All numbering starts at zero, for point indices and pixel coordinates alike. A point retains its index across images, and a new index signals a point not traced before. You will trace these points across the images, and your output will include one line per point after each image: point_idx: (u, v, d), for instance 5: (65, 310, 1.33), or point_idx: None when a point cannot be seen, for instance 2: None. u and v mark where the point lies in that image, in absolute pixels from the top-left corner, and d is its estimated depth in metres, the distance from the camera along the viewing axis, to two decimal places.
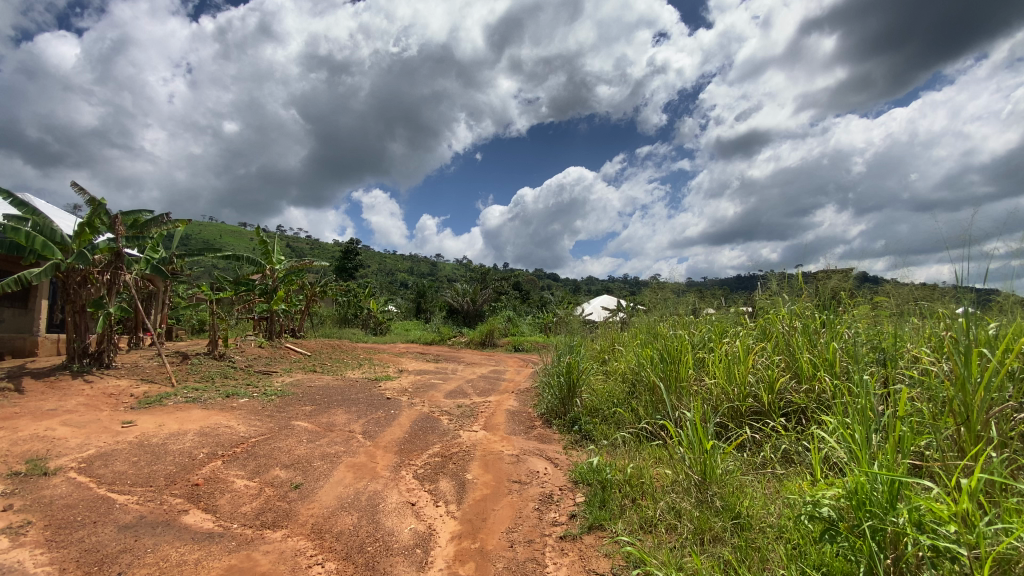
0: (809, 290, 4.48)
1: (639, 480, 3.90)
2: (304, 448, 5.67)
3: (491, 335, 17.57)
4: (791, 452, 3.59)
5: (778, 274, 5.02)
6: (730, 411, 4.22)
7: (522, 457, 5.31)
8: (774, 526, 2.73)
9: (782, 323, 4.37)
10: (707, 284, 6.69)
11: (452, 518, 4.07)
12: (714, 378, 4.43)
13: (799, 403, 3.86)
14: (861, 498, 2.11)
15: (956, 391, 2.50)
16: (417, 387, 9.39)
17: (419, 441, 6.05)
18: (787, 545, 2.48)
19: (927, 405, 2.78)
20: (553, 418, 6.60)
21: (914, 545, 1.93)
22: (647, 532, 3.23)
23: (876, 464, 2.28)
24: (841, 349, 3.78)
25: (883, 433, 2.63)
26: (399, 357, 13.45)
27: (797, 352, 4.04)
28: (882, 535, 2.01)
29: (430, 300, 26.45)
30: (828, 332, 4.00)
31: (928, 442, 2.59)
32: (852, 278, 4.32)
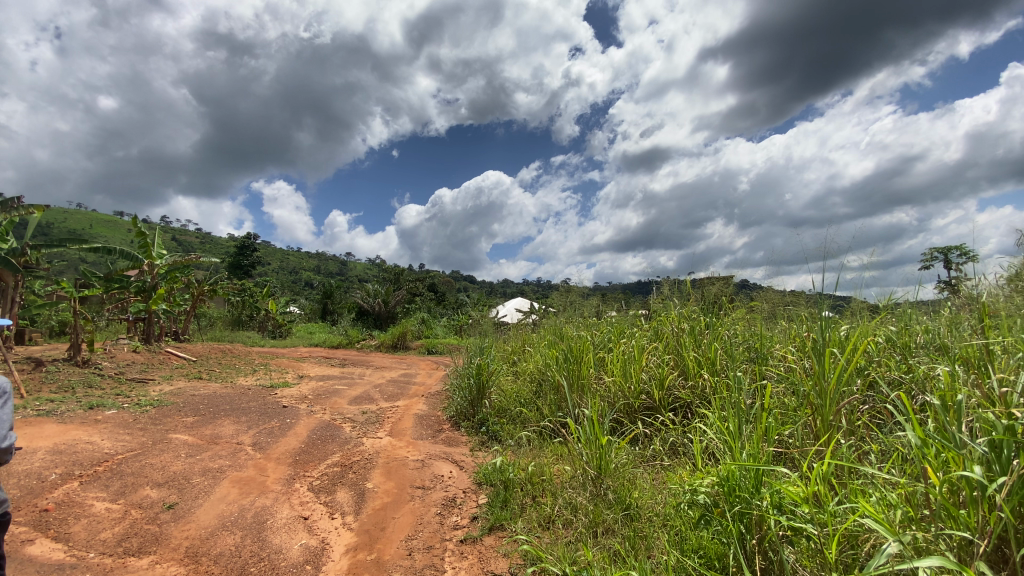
0: (695, 294, 4.87)
1: (540, 478, 3.98)
2: (182, 463, 5.09)
3: (404, 338, 17.07)
4: (677, 444, 3.86)
5: (671, 280, 5.39)
6: (625, 407, 4.44)
7: (426, 462, 5.19)
8: (659, 514, 2.91)
9: (673, 325, 4.69)
10: (610, 288, 7.01)
11: (348, 530, 3.86)
12: (612, 377, 4.64)
13: (685, 398, 4.17)
14: (732, 485, 2.28)
15: (814, 386, 2.81)
16: (319, 393, 8.86)
17: (317, 451, 5.69)
18: (670, 532, 2.64)
19: (789, 398, 3.11)
20: (461, 420, 6.54)
21: (775, 525, 2.12)
22: (545, 529, 3.29)
23: (745, 453, 2.49)
24: (721, 349, 4.14)
25: (752, 424, 2.90)
26: (300, 362, 12.61)
27: (684, 351, 4.36)
28: (749, 518, 2.19)
29: (337, 302, 25.17)
30: (711, 333, 4.35)
31: (789, 431, 2.90)
32: (732, 285, 4.75)
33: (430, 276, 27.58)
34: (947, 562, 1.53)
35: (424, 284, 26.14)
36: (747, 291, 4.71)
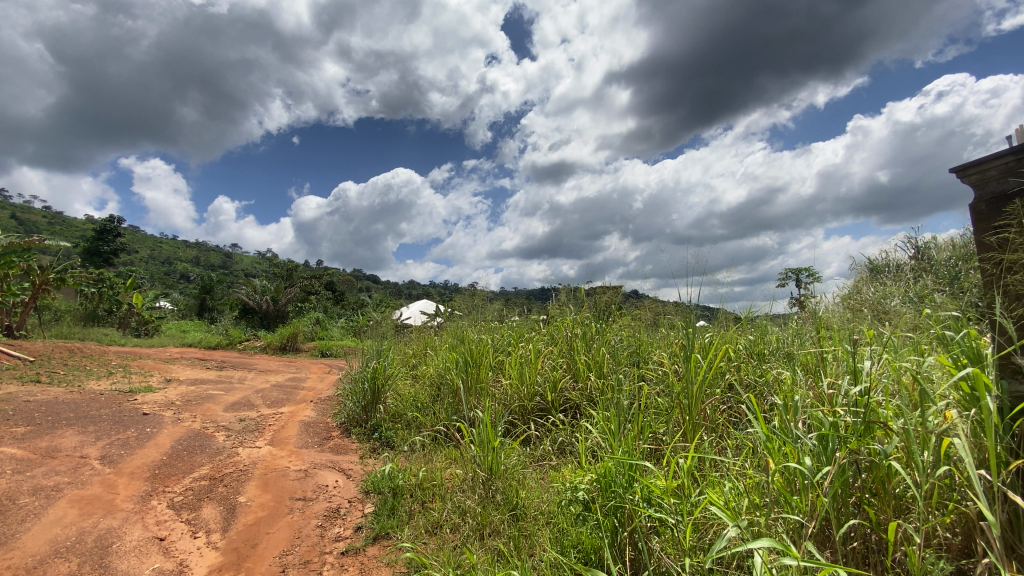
0: (589, 302, 5.13)
1: (430, 483, 3.92)
2: (4, 482, 4.27)
3: (295, 339, 15.94)
4: (565, 444, 4.02)
5: (567, 288, 5.62)
6: (519, 409, 4.53)
7: (310, 471, 4.87)
8: (544, 512, 3.00)
9: (567, 330, 4.89)
10: (511, 294, 7.14)
11: (212, 549, 3.49)
12: (509, 379, 4.70)
13: (575, 400, 4.36)
14: (608, 481, 2.41)
15: (684, 387, 3.08)
16: (189, 399, 7.93)
17: (182, 463, 5.09)
18: (553, 529, 2.73)
19: (664, 398, 3.38)
20: (352, 427, 6.22)
21: (645, 517, 2.28)
22: (431, 535, 3.24)
23: (622, 451, 2.65)
24: (609, 353, 4.40)
25: (631, 422, 3.10)
26: (169, 364, 11.24)
27: (576, 355, 4.56)
28: (622, 512, 2.33)
29: (218, 298, 22.84)
30: (600, 338, 4.61)
31: (663, 429, 3.14)
32: (621, 294, 5.08)
33: (328, 274, 26.10)
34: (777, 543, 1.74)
35: (320, 282, 24.66)
36: (635, 301, 5.06)
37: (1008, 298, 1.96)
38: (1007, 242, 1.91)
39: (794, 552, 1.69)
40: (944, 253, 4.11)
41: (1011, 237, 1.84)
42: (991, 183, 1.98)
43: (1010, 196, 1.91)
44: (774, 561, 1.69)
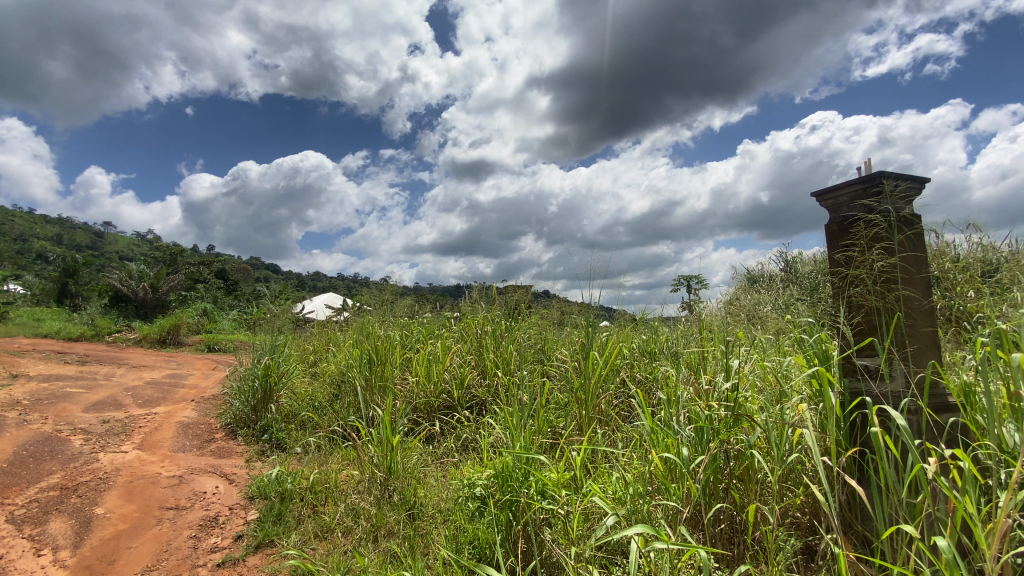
0: (500, 299, 5.18)
1: (323, 485, 3.73)
2: None
3: (177, 331, 14.35)
4: (469, 441, 4.00)
5: (479, 285, 5.62)
6: (424, 406, 4.44)
7: (186, 477, 4.40)
8: (442, 510, 2.98)
9: (477, 327, 4.89)
10: (422, 290, 6.99)
11: (58, 569, 3.03)
12: (415, 377, 4.60)
13: (481, 396, 4.38)
14: (505, 475, 2.44)
15: (582, 383, 3.22)
16: (37, 397, 6.84)
17: (24, 471, 4.36)
18: (450, 527, 2.71)
19: (564, 394, 3.50)
20: (238, 428, 5.71)
21: (538, 509, 2.34)
22: (321, 539, 3.07)
23: (520, 446, 2.70)
24: (516, 351, 4.47)
25: (533, 417, 3.17)
26: (12, 357, 9.58)
27: (485, 352, 4.58)
28: (516, 506, 2.38)
29: (81, 283, 19.92)
30: (509, 336, 4.67)
31: (561, 424, 3.25)
32: (531, 293, 5.19)
33: (220, 261, 23.84)
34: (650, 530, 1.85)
35: (211, 270, 22.47)
36: (544, 299, 5.19)
37: (850, 308, 2.28)
38: (851, 260, 2.22)
39: (665, 536, 1.80)
40: (808, 266, 4.69)
41: (854, 255, 2.15)
42: (843, 208, 2.29)
43: (855, 221, 2.22)
44: (649, 546, 1.81)
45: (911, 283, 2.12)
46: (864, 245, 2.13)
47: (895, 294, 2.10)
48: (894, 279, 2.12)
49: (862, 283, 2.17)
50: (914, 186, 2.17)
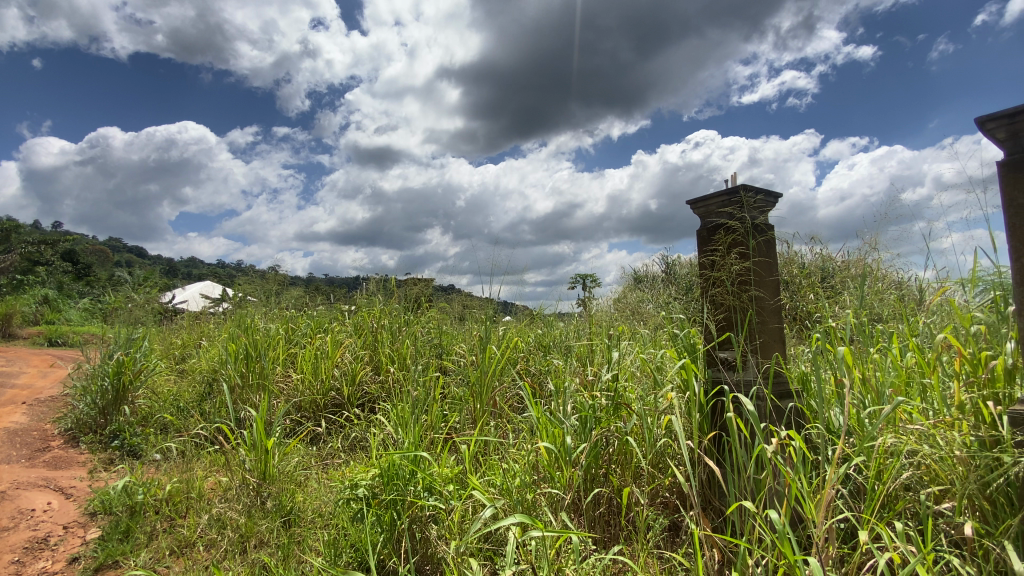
0: (398, 292, 5.00)
1: (185, 495, 3.33)
2: None
3: (5, 322, 12.02)
4: (359, 440, 3.80)
5: (376, 277, 5.37)
6: (310, 405, 4.14)
7: (6, 494, 3.69)
8: (322, 515, 2.80)
9: (373, 321, 4.67)
10: (314, 281, 6.54)
11: None
12: (300, 374, 4.28)
13: (373, 393, 4.18)
14: (391, 474, 2.33)
15: (476, 377, 3.20)
16: None
17: None
18: (332, 532, 2.54)
19: (459, 389, 3.45)
20: (82, 434, 4.91)
21: (425, 507, 2.27)
22: (179, 556, 2.73)
23: (409, 442, 2.60)
24: (412, 347, 4.34)
25: (426, 413, 3.09)
26: None
27: (379, 347, 4.39)
28: (401, 505, 2.29)
29: None
30: (406, 330, 4.52)
31: (454, 419, 3.21)
32: (431, 287, 5.07)
33: (67, 241, 20.40)
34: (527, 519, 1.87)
35: (55, 250, 19.15)
36: (443, 293, 5.10)
37: (713, 306, 2.50)
38: (715, 263, 2.45)
39: (540, 524, 1.82)
40: (689, 268, 5.11)
41: (717, 259, 2.37)
42: (710, 214, 2.52)
43: (719, 228, 2.46)
44: (526, 535, 1.83)
45: (762, 284, 2.39)
46: (723, 250, 2.36)
47: (749, 294, 2.35)
48: (748, 281, 2.37)
49: (723, 284, 2.40)
50: (767, 199, 2.45)
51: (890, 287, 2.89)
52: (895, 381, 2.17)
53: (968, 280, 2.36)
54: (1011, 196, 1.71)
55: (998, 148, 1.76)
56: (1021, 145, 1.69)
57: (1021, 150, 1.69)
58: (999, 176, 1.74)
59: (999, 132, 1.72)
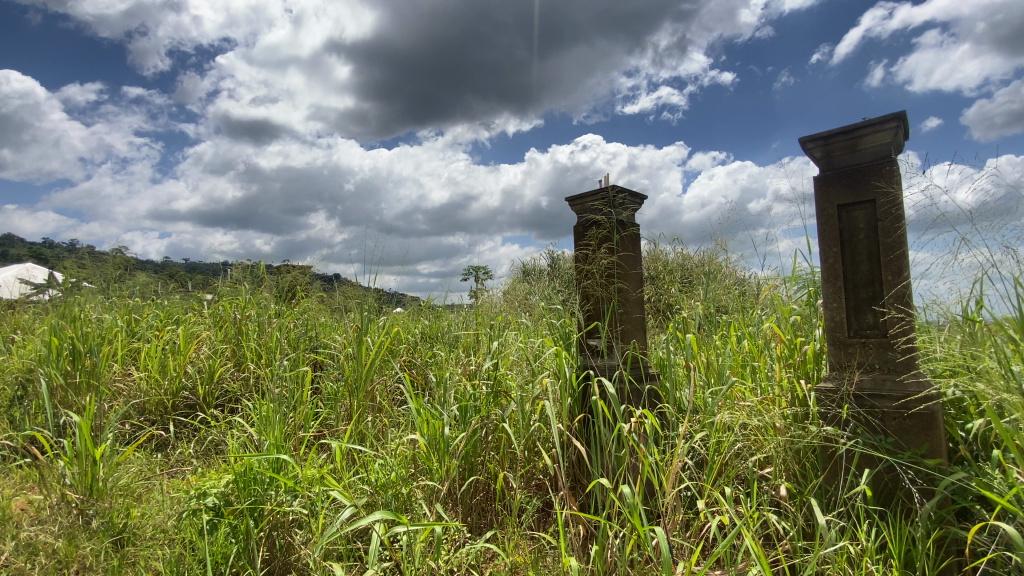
0: (268, 280, 4.57)
1: None
2: None
3: None
4: (216, 443, 3.40)
5: (241, 263, 4.85)
6: (155, 407, 3.62)
7: None
8: (166, 530, 2.47)
9: (236, 311, 4.21)
10: (165, 267, 5.73)
11: None
12: (144, 372, 3.73)
13: (235, 391, 3.77)
14: (248, 478, 2.13)
15: (352, 370, 3.01)
16: None
17: None
18: (176, 548, 2.25)
19: (334, 382, 3.24)
20: None
21: (288, 510, 2.10)
22: None
23: (272, 441, 2.39)
24: (283, 339, 3.99)
25: (294, 409, 2.86)
26: None
27: (243, 340, 3.97)
28: (259, 511, 2.09)
29: None
30: (277, 321, 4.15)
31: (327, 416, 3.02)
32: (306, 275, 4.72)
33: None
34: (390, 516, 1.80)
35: None
36: (320, 281, 4.76)
37: (584, 297, 2.65)
38: (587, 257, 2.60)
39: (406, 519, 1.77)
40: (572, 263, 5.34)
41: (589, 253, 2.54)
42: (585, 211, 2.67)
43: (592, 224, 2.62)
44: (391, 531, 1.77)
45: (626, 278, 2.57)
46: (594, 246, 2.54)
47: (615, 286, 2.53)
48: (615, 274, 2.55)
49: (593, 276, 2.56)
50: (633, 199, 2.65)
51: (735, 283, 3.29)
52: (734, 365, 2.48)
53: (791, 278, 2.76)
54: (823, 206, 2.02)
55: (815, 164, 2.06)
56: (831, 163, 2.00)
57: (832, 169, 2.01)
58: (816, 188, 2.04)
59: (816, 152, 2.02)
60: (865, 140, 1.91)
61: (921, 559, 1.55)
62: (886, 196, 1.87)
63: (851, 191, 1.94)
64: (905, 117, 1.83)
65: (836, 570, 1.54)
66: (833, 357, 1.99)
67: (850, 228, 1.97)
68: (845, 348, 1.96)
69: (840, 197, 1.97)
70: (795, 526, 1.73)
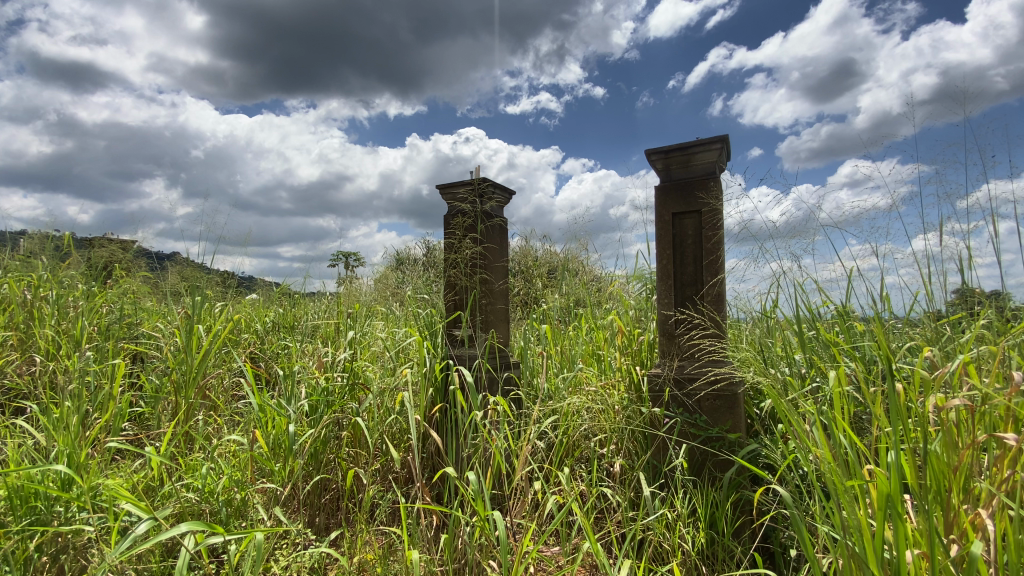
0: (74, 256, 3.80)
1: None
2: None
3: None
4: None
5: (35, 234, 3.95)
6: None
7: None
8: None
9: (27, 291, 3.43)
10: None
11: None
12: None
13: (20, 389, 3.06)
14: (27, 492, 1.75)
15: (178, 364, 2.59)
16: None
17: None
18: None
19: (158, 375, 2.80)
20: None
21: (84, 527, 1.77)
22: None
23: (67, 448, 1.98)
24: (93, 326, 3.34)
25: (100, 409, 2.41)
26: None
27: (36, 326, 3.25)
28: (42, 533, 1.73)
29: None
30: (84, 305, 3.46)
31: (146, 415, 2.60)
32: (128, 252, 4.03)
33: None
34: (198, 526, 1.54)
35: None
36: (146, 259, 4.08)
37: (448, 286, 2.65)
38: (453, 246, 2.61)
39: (222, 528, 1.56)
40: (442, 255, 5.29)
41: (454, 242, 2.57)
42: (454, 201, 2.66)
43: (458, 214, 2.63)
44: (204, 542, 1.56)
45: (490, 268, 2.63)
46: (459, 235, 2.58)
47: (479, 276, 2.56)
48: (478, 264, 2.59)
49: (457, 265, 2.57)
50: (501, 192, 2.70)
51: (591, 279, 3.54)
52: (584, 355, 2.67)
53: (636, 276, 3.06)
54: (660, 214, 2.25)
55: (657, 175, 2.29)
56: (670, 175, 2.24)
57: (670, 180, 2.24)
58: (657, 195, 2.26)
59: (658, 163, 2.25)
60: (696, 157, 2.17)
61: (721, 520, 1.82)
62: (709, 207, 2.15)
63: (684, 201, 2.20)
64: (727, 141, 2.13)
65: (656, 536, 1.73)
66: (662, 347, 2.24)
67: (681, 234, 2.22)
68: (673, 339, 2.21)
69: (674, 206, 2.21)
70: (625, 499, 1.91)
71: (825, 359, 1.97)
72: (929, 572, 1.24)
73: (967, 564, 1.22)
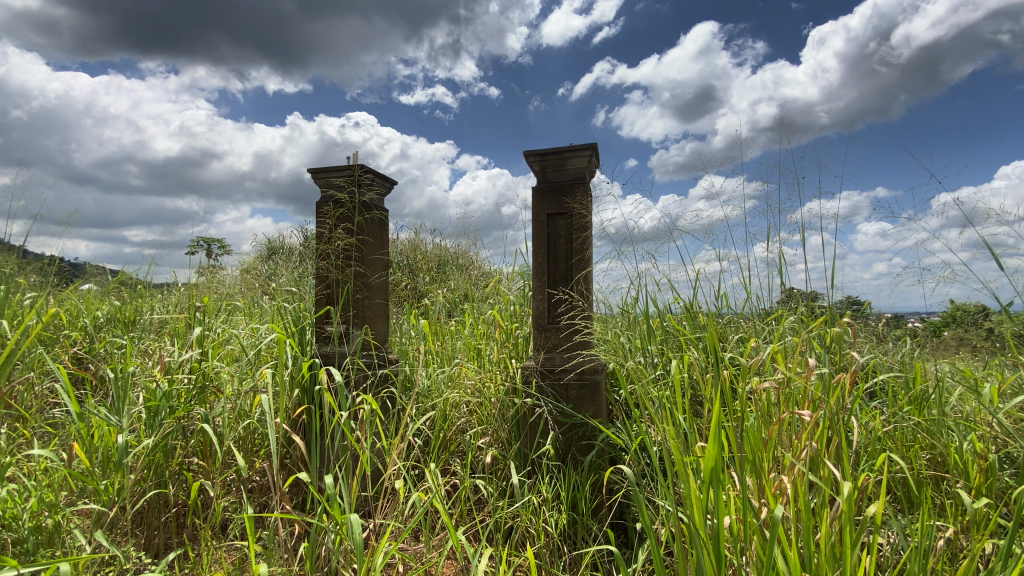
0: None
1: None
2: None
3: None
4: None
5: None
6: None
7: None
8: None
9: None
10: None
11: None
12: None
13: None
14: None
15: None
16: None
17: None
18: None
19: None
20: None
21: None
22: None
23: None
24: None
25: None
26: None
27: None
28: None
29: None
30: None
31: None
32: None
33: None
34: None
35: None
36: None
37: (319, 278, 2.51)
38: (324, 236, 2.49)
39: (16, 562, 1.28)
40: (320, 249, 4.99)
41: (324, 232, 2.44)
42: (326, 188, 2.52)
43: (331, 202, 2.50)
44: None
45: (365, 261, 2.53)
46: (331, 224, 2.45)
47: (352, 269, 2.46)
48: (351, 256, 2.49)
49: (329, 257, 2.45)
50: (380, 182, 2.61)
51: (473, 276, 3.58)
52: (462, 351, 2.69)
53: (517, 273, 3.16)
54: (536, 213, 2.34)
55: (535, 176, 2.38)
56: (546, 177, 2.34)
57: (546, 181, 2.34)
58: (534, 195, 2.35)
59: (535, 165, 2.33)
60: (569, 162, 2.28)
61: (581, 501, 1.94)
62: (579, 210, 2.27)
63: (557, 203, 2.31)
64: (597, 150, 2.27)
65: (522, 523, 1.80)
66: (535, 340, 2.34)
67: (555, 233, 2.33)
68: (545, 332, 2.32)
69: (549, 206, 2.31)
70: (494, 490, 1.95)
71: (674, 351, 2.20)
72: (740, 533, 1.44)
73: (770, 522, 1.44)
